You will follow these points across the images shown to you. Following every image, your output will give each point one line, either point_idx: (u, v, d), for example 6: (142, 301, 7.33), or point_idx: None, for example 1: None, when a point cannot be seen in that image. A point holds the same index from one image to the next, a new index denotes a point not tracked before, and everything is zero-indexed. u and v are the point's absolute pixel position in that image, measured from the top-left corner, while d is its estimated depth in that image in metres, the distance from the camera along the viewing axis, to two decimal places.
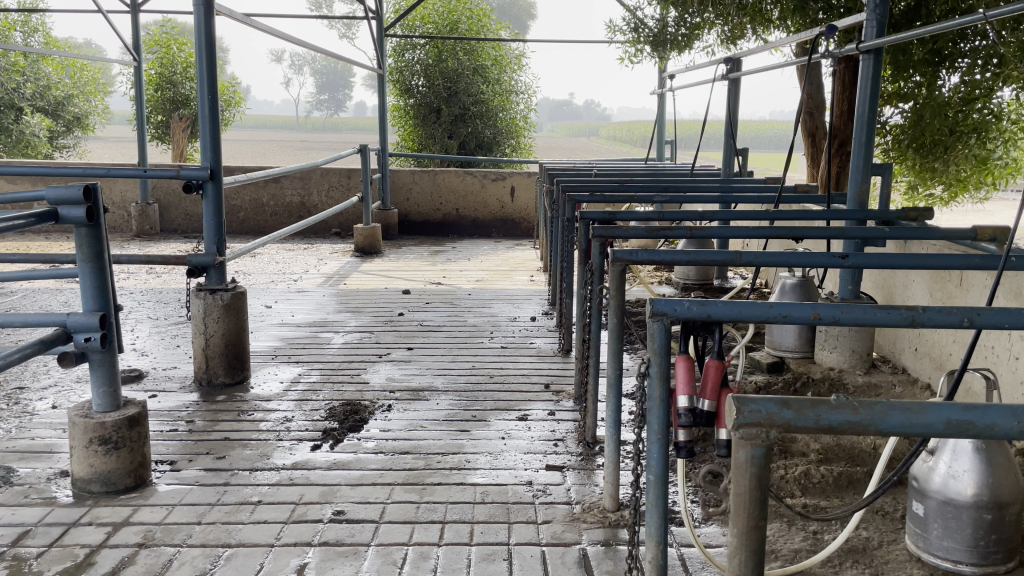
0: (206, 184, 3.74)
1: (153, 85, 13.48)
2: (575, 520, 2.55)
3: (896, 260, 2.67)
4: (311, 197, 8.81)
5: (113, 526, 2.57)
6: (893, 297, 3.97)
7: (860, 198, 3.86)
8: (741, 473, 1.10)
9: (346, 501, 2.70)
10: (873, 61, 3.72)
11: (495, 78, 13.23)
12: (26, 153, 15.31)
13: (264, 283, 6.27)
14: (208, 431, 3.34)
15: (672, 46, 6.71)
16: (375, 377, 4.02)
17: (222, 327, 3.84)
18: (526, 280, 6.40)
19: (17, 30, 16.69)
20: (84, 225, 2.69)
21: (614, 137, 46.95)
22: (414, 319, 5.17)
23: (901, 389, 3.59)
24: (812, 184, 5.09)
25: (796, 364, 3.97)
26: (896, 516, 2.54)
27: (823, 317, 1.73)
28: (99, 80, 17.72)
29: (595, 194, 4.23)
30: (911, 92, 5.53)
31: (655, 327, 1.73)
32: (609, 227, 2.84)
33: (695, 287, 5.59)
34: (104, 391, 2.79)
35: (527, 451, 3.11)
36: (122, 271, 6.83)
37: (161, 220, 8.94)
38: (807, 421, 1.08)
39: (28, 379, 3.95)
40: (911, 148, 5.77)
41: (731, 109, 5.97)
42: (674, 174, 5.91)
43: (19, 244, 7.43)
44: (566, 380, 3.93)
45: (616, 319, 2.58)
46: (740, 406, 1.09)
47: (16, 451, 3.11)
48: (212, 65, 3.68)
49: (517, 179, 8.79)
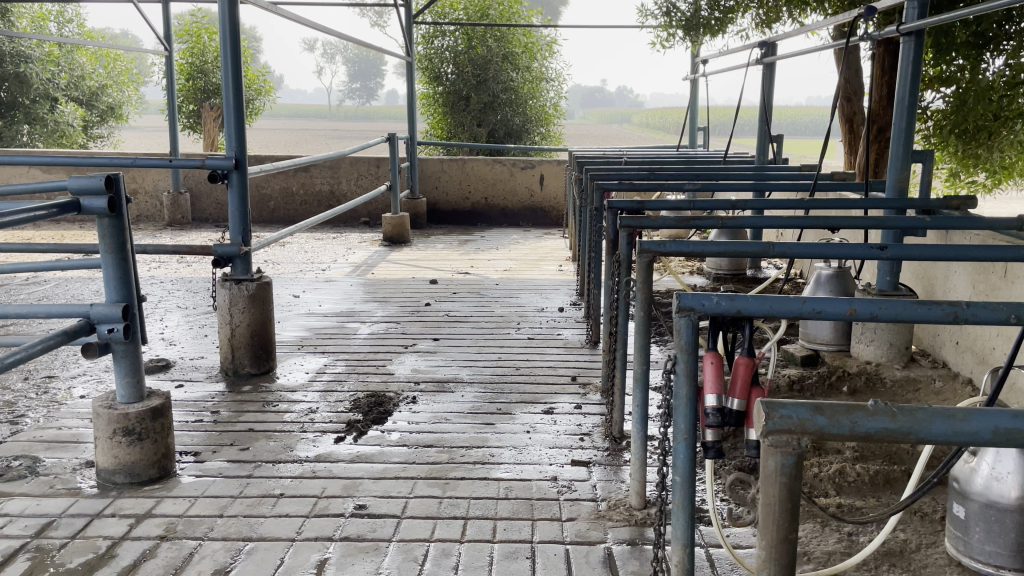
0: (232, 173, 3.72)
1: (184, 75, 13.61)
2: (601, 518, 2.50)
3: (937, 251, 2.56)
4: (341, 185, 8.81)
5: (135, 518, 2.56)
6: (933, 289, 3.84)
7: (899, 186, 3.73)
8: (770, 482, 1.03)
9: (368, 495, 2.67)
10: (915, 44, 3.58)
11: (526, 66, 13.10)
12: (60, 142, 15.54)
13: (292, 272, 6.26)
14: (233, 422, 3.33)
15: (705, 30, 6.49)
16: (401, 368, 3.99)
17: (248, 318, 3.83)
18: (555, 270, 6.33)
19: (52, 21, 16.87)
20: (106, 215, 2.67)
21: (647, 125, 46.53)
22: (441, 309, 5.13)
23: (941, 384, 3.48)
24: (849, 172, 4.96)
25: (831, 357, 3.86)
26: (935, 517, 2.44)
27: (860, 313, 1.65)
28: (132, 70, 17.88)
29: (623, 182, 4.14)
30: (952, 76, 5.37)
31: (682, 323, 1.66)
32: (637, 218, 2.77)
33: (727, 278, 5.49)
34: (128, 382, 2.78)
35: (552, 445, 3.05)
36: (154, 260, 6.89)
37: (193, 209, 8.99)
38: (841, 428, 1.00)
39: (58, 369, 3.98)
40: (954, 134, 5.58)
41: (766, 94, 5.81)
42: (706, 161, 5.79)
43: (52, 234, 7.53)
44: (594, 373, 3.86)
45: (644, 312, 2.50)
46: (768, 411, 1.03)
47: (44, 441, 3.12)
48: (237, 54, 3.65)
49: (546, 167, 8.70)
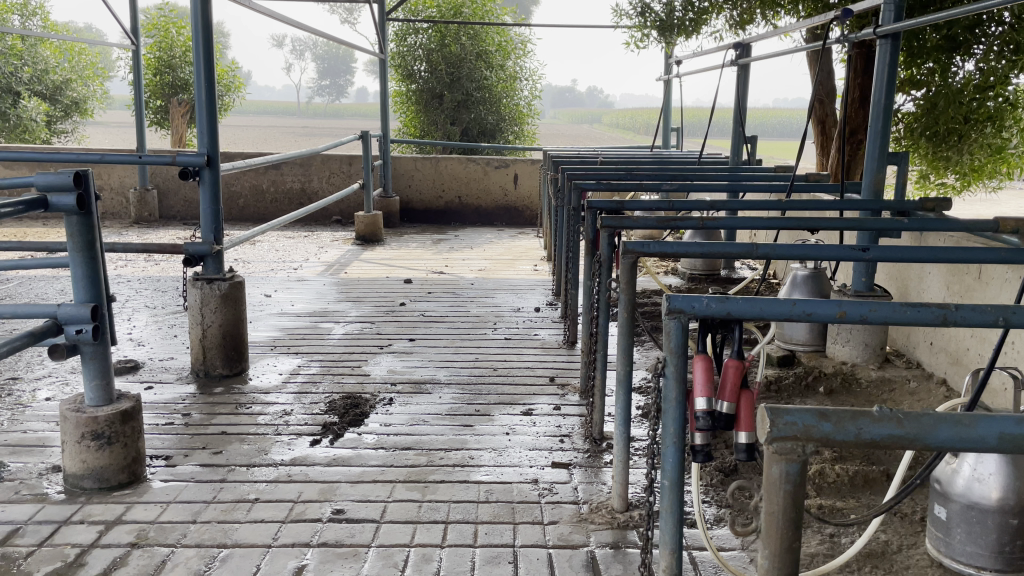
0: (204, 171, 3.65)
1: (151, 69, 13.37)
2: (583, 521, 2.47)
3: (917, 253, 2.56)
4: (312, 183, 8.70)
5: (105, 524, 2.49)
6: (908, 290, 3.87)
7: (875, 188, 3.76)
8: (774, 488, 1.01)
9: (346, 500, 2.62)
10: (890, 47, 3.61)
11: (499, 64, 13.05)
12: (22, 137, 15.21)
13: (263, 271, 6.17)
14: (206, 425, 3.25)
15: (680, 31, 6.51)
16: (377, 369, 3.93)
17: (220, 318, 3.75)
18: (530, 269, 6.31)
19: (15, 13, 16.49)
20: (75, 213, 2.59)
21: (618, 125, 46.78)
22: (416, 309, 5.07)
23: (916, 384, 3.52)
24: (823, 173, 5.00)
25: (807, 358, 3.88)
26: (915, 518, 2.46)
27: (849, 316, 1.63)
28: (97, 64, 17.55)
29: (601, 182, 4.12)
30: (923, 79, 5.44)
31: (672, 324, 1.64)
32: (618, 217, 2.75)
33: (702, 278, 5.50)
34: (97, 384, 2.70)
35: (532, 447, 3.02)
36: (120, 259, 6.74)
37: (160, 207, 8.83)
38: (847, 434, 0.99)
39: (22, 370, 3.87)
40: (924, 137, 5.65)
41: (740, 95, 5.84)
42: (680, 162, 5.81)
43: (15, 231, 7.35)
44: (572, 373, 3.83)
45: (627, 313, 2.48)
46: (773, 417, 1.00)
47: (8, 444, 3.02)
48: (209, 50, 3.57)
49: (521, 166, 8.68)
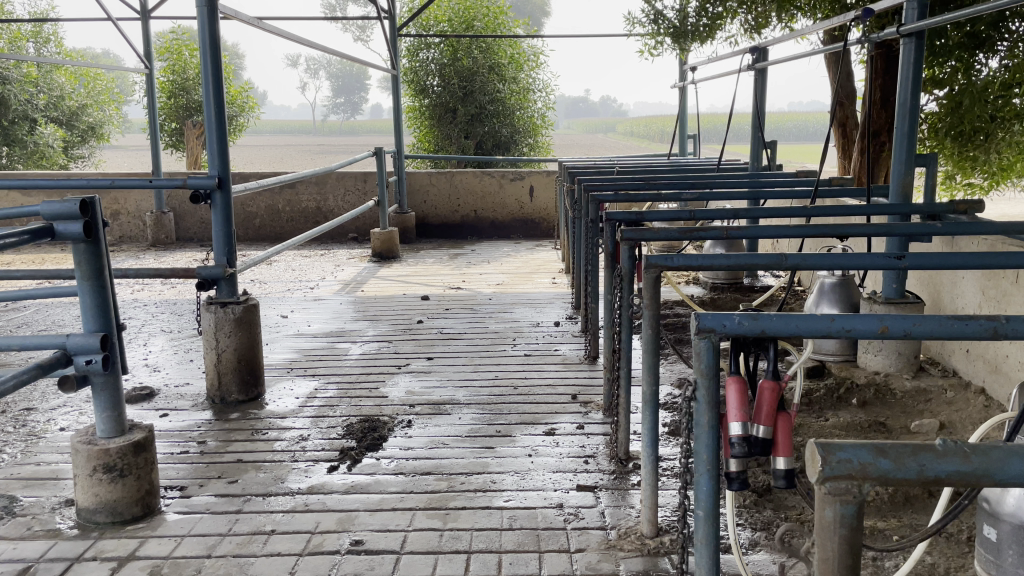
0: (215, 193, 3.58)
1: (166, 92, 13.46)
2: (611, 548, 2.37)
3: (953, 260, 2.44)
4: (328, 202, 8.67)
5: (118, 561, 2.41)
6: (940, 297, 3.75)
7: (902, 192, 3.64)
8: (827, 533, 0.92)
9: (365, 530, 2.53)
10: (914, 46, 3.50)
11: (512, 77, 13.03)
12: (40, 164, 15.36)
13: (280, 291, 6.11)
14: (221, 453, 3.18)
15: (694, 37, 6.41)
16: (395, 390, 3.84)
17: (234, 342, 3.68)
18: (548, 282, 6.21)
19: (30, 41, 16.71)
20: (81, 241, 2.52)
21: (632, 132, 46.69)
22: (433, 327, 4.99)
23: (952, 394, 3.39)
24: (847, 177, 4.89)
25: (838, 369, 3.79)
26: (961, 538, 2.34)
27: (892, 331, 1.51)
28: (112, 90, 17.71)
29: (619, 193, 4.01)
30: (946, 78, 5.31)
31: (701, 345, 1.54)
32: (639, 229, 2.64)
33: (724, 288, 5.39)
34: (108, 416, 2.64)
35: (556, 469, 2.92)
36: (136, 282, 6.73)
37: (177, 229, 8.84)
38: (908, 472, 0.88)
39: (37, 400, 3.81)
40: (949, 136, 5.52)
41: (758, 100, 5.73)
42: (698, 169, 5.70)
43: (32, 258, 7.37)
44: (595, 390, 3.73)
45: (650, 330, 2.36)
46: (824, 454, 0.90)
47: (21, 478, 2.96)
48: (218, 72, 3.52)
49: (536, 178, 8.60)
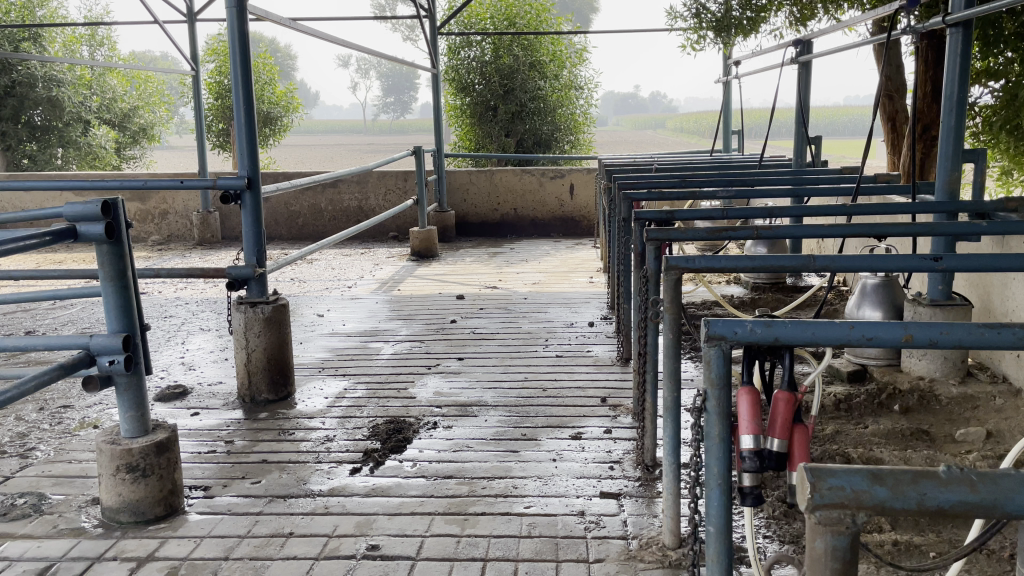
0: (245, 194, 3.59)
1: (214, 93, 13.71)
2: (631, 559, 2.29)
3: (996, 262, 2.30)
4: (369, 201, 8.72)
5: (137, 561, 2.42)
6: (990, 299, 3.58)
7: (950, 189, 3.48)
8: (818, 564, 0.85)
9: (382, 534, 2.50)
10: (963, 36, 3.34)
11: (554, 74, 12.98)
12: (93, 164, 15.78)
13: (318, 290, 6.15)
14: (247, 453, 3.19)
15: (737, 31, 6.23)
16: (423, 391, 3.81)
17: (264, 341, 3.69)
18: (585, 281, 6.13)
19: (84, 44, 17.21)
20: (104, 242, 2.53)
21: (682, 128, 46.16)
22: (466, 326, 4.96)
23: (1002, 400, 3.24)
24: (894, 173, 4.72)
25: (881, 373, 3.65)
26: (1003, 556, 2.20)
27: (917, 339, 1.40)
28: (162, 92, 18.14)
29: (653, 190, 3.91)
30: (1001, 69, 5.09)
31: (712, 353, 1.45)
32: (665, 230, 2.55)
33: (765, 288, 5.25)
34: (132, 416, 2.65)
35: (579, 475, 2.86)
36: (179, 281, 6.84)
37: (223, 228, 8.98)
38: (907, 501, 0.80)
39: (74, 398, 3.88)
40: (1004, 130, 5.23)
41: (802, 94, 5.56)
42: (740, 166, 5.57)
43: (81, 257, 7.56)
44: (625, 393, 3.65)
45: (673, 334, 2.27)
46: (815, 480, 0.82)
47: (52, 476, 3.01)
48: (247, 73, 3.53)
49: (576, 176, 8.47)
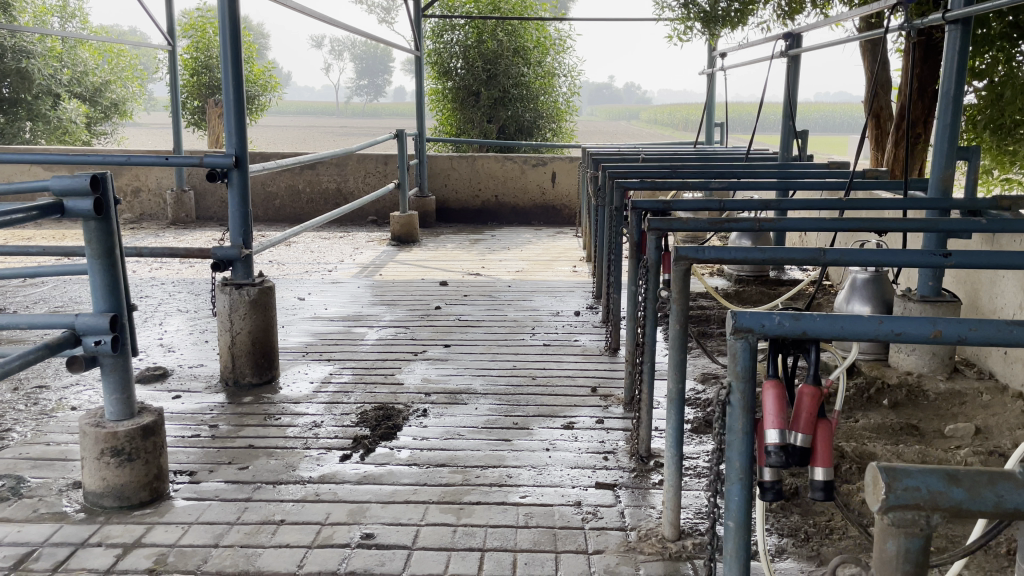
0: (232, 172, 3.50)
1: (189, 70, 13.44)
2: (631, 551, 2.28)
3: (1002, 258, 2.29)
4: (348, 183, 8.60)
5: (123, 548, 2.35)
6: (977, 296, 3.61)
7: (943, 186, 3.49)
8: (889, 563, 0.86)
9: (376, 523, 2.45)
10: (961, 34, 3.35)
11: (538, 61, 12.91)
12: (62, 139, 15.36)
13: (298, 274, 6.05)
14: (233, 437, 3.12)
15: (725, 23, 6.23)
16: (410, 377, 3.77)
17: (249, 324, 3.61)
18: (569, 270, 6.11)
19: (55, 15, 16.77)
20: (92, 218, 2.44)
21: (657, 119, 46.30)
22: (451, 313, 4.91)
23: (988, 397, 3.27)
24: (881, 169, 4.75)
25: (869, 367, 3.67)
26: (1000, 551, 2.21)
27: (946, 336, 1.34)
28: (135, 66, 17.75)
29: (646, 179, 3.87)
30: (986, 69, 5.15)
31: (738, 345, 1.42)
32: (667, 220, 2.51)
33: (749, 281, 5.26)
34: (117, 398, 2.57)
35: (574, 465, 2.83)
36: (154, 261, 6.70)
37: (198, 208, 8.81)
38: (984, 503, 0.80)
39: (50, 378, 3.78)
40: (988, 129, 5.29)
41: (789, 88, 5.57)
42: (727, 158, 5.57)
43: (52, 234, 7.37)
44: (615, 383, 3.63)
45: (679, 326, 2.25)
46: (889, 480, 0.82)
47: (30, 458, 2.92)
48: (236, 48, 3.43)
49: (558, 164, 8.45)
